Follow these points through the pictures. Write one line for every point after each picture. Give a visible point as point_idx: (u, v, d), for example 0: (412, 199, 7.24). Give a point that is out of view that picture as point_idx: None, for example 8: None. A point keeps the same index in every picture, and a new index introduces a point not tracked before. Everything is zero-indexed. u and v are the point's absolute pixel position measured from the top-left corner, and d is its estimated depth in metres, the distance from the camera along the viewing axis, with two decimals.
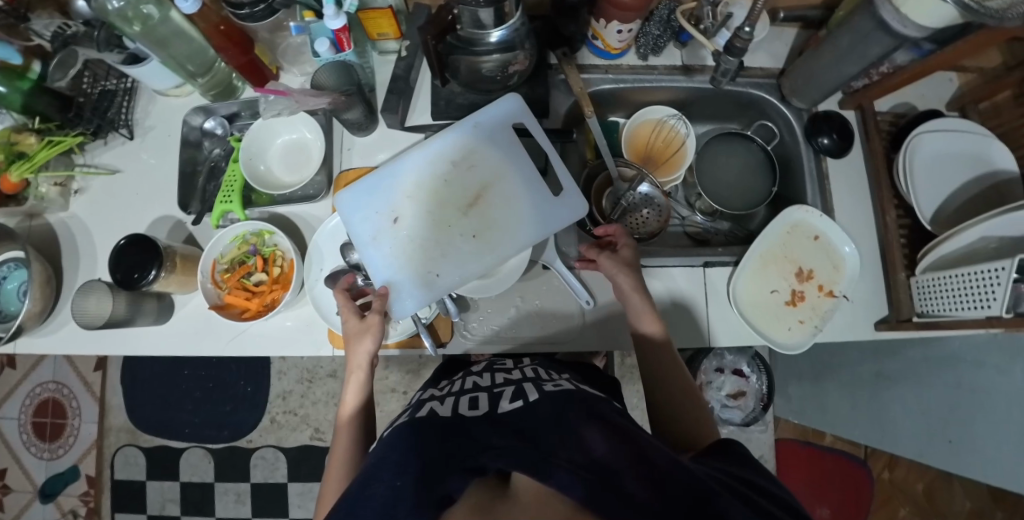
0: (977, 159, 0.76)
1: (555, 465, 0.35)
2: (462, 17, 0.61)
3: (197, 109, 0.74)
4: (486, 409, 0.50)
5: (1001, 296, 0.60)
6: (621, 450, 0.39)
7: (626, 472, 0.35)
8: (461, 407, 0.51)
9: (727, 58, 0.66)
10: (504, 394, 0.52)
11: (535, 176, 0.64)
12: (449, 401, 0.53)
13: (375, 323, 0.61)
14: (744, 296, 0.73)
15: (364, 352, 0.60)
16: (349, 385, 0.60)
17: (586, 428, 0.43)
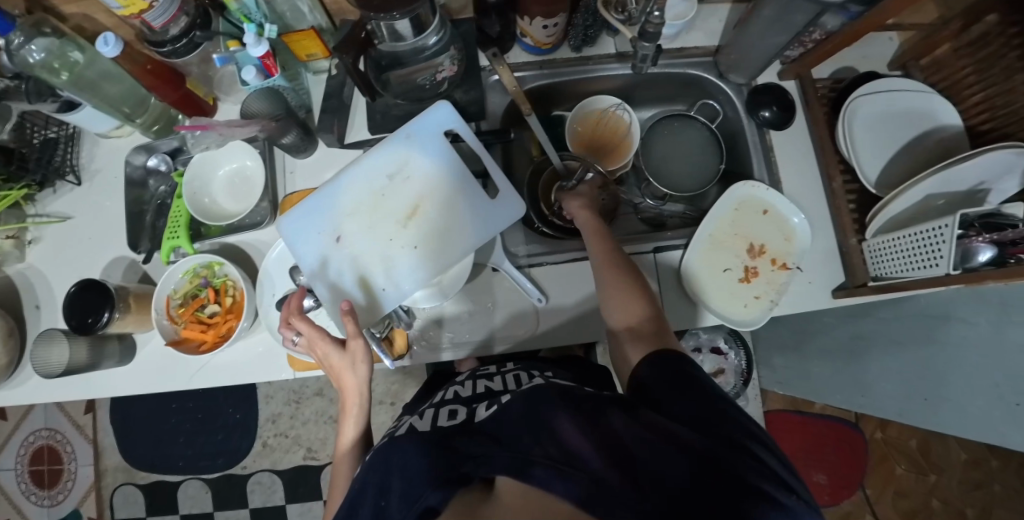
0: (921, 116, 0.75)
1: (531, 462, 0.37)
2: (376, 32, 0.62)
3: (139, 148, 0.75)
4: (463, 417, 0.51)
5: (947, 253, 0.59)
6: (593, 433, 0.39)
7: (597, 458, 0.36)
8: (440, 419, 0.53)
9: (643, 44, 0.61)
10: (482, 403, 0.53)
11: (472, 180, 0.65)
12: (428, 415, 0.55)
13: (359, 350, 0.58)
14: (695, 277, 0.73)
15: (355, 379, 0.57)
16: (345, 416, 0.59)
17: (562, 418, 0.42)
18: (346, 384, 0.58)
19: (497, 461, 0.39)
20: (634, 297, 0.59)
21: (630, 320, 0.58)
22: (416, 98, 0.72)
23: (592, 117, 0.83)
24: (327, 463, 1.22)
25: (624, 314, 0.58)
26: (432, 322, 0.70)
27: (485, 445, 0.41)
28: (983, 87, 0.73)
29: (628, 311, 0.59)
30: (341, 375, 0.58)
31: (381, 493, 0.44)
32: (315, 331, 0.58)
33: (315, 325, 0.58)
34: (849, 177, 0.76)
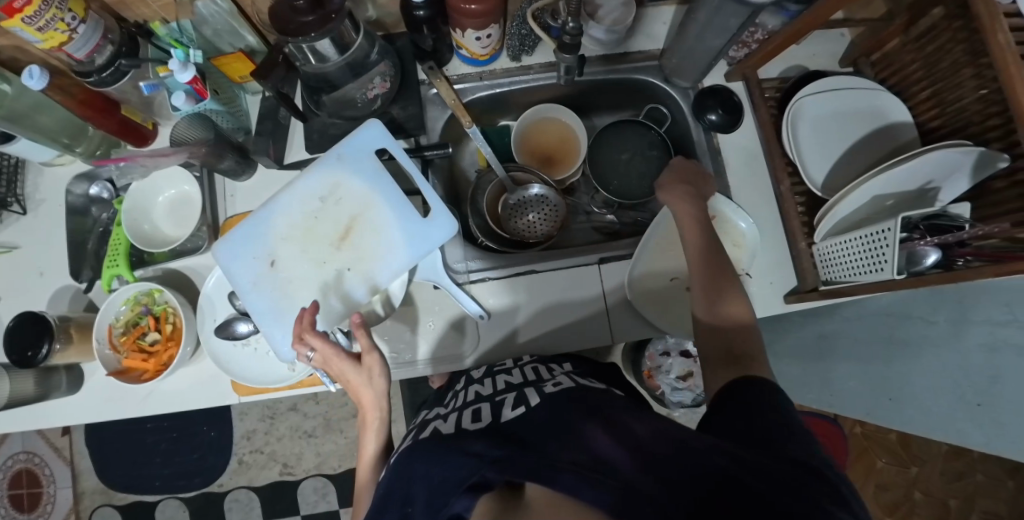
0: (869, 115, 0.74)
1: (558, 469, 0.35)
2: (296, 54, 0.62)
3: (80, 177, 0.75)
4: (490, 419, 0.49)
5: (891, 257, 0.57)
6: (623, 441, 0.38)
7: (626, 462, 0.35)
8: (465, 421, 0.50)
9: (562, 55, 0.63)
10: (506, 402, 0.51)
11: (405, 199, 0.64)
12: (452, 417, 0.53)
13: (374, 364, 0.57)
14: (640, 286, 0.72)
15: (371, 393, 0.57)
16: (366, 426, 0.57)
17: (593, 429, 0.41)
18: (363, 398, 0.57)
19: (519, 464, 0.36)
20: (729, 294, 0.58)
21: (721, 320, 0.56)
22: (350, 115, 0.70)
23: (543, 124, 0.82)
24: (304, 477, 1.22)
25: (707, 305, 0.57)
26: (377, 340, 0.69)
27: (506, 450, 0.39)
28: (930, 83, 0.71)
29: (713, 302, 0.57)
30: (357, 390, 0.57)
31: (405, 502, 0.41)
32: (330, 348, 0.56)
33: (330, 341, 0.56)
34: (798, 179, 0.75)
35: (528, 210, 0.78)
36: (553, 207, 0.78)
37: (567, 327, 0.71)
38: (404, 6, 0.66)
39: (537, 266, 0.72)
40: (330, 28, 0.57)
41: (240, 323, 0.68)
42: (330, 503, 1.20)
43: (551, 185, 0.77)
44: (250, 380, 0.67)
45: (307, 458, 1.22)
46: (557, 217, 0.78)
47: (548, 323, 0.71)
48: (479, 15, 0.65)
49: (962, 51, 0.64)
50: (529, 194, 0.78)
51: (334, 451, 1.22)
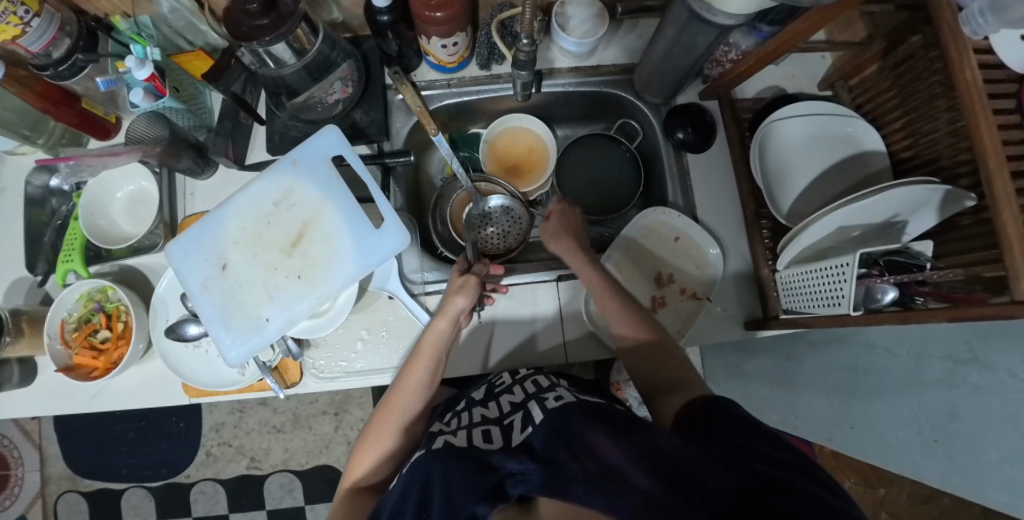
0: (837, 141, 0.74)
1: (569, 478, 0.37)
2: (251, 56, 0.60)
3: (40, 167, 0.74)
4: (500, 443, 0.49)
5: (848, 293, 0.56)
6: (629, 445, 0.40)
7: (635, 466, 0.37)
8: (476, 440, 0.50)
9: (518, 70, 0.63)
10: (516, 421, 0.51)
11: (358, 208, 0.64)
12: (461, 432, 0.52)
13: (470, 284, 0.61)
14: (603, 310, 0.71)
15: (460, 301, 0.59)
16: (430, 331, 0.59)
17: (597, 440, 0.41)
18: (448, 305, 0.59)
19: (533, 479, 0.39)
20: (630, 314, 0.61)
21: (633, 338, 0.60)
22: (309, 119, 0.70)
23: (514, 133, 0.82)
24: (270, 472, 1.22)
25: (624, 332, 0.60)
26: (346, 347, 0.68)
27: (522, 461, 0.40)
28: (903, 112, 0.70)
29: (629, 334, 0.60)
30: (450, 295, 0.60)
31: (420, 507, 0.42)
32: (462, 264, 0.64)
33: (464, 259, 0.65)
34: (763, 203, 0.74)
35: (489, 222, 0.77)
36: (517, 218, 0.77)
37: (524, 340, 0.70)
38: (367, 11, 0.65)
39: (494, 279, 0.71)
40: (284, 32, 0.56)
41: (190, 325, 0.67)
42: (295, 499, 1.21)
43: (515, 196, 0.76)
44: (198, 383, 0.66)
45: (274, 453, 1.22)
46: (520, 229, 0.77)
47: (512, 337, 0.70)
48: (443, 22, 0.63)
49: (937, 81, 0.62)
50: (493, 207, 0.77)
51: (302, 447, 1.22)
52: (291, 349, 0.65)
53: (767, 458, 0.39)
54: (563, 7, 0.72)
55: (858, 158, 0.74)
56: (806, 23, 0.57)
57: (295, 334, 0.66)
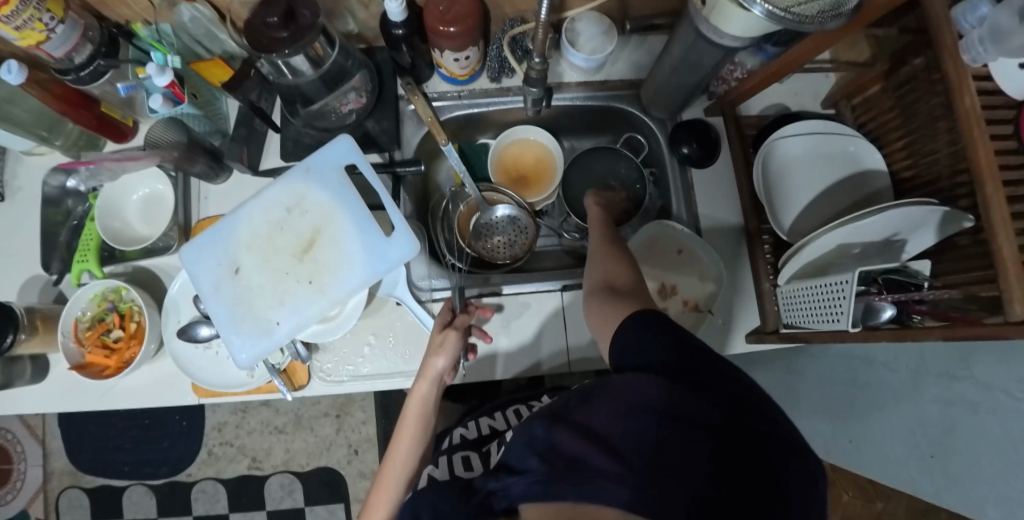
0: (839, 159, 0.76)
1: (554, 483, 0.38)
2: (270, 66, 0.62)
3: (56, 170, 0.75)
4: (478, 468, 0.58)
5: (847, 309, 0.57)
6: (595, 432, 0.40)
7: (603, 457, 0.37)
8: (455, 468, 0.60)
9: (529, 86, 0.64)
10: (493, 446, 0.59)
11: (367, 215, 0.65)
12: (444, 461, 0.61)
13: (449, 340, 0.60)
14: None
15: (440, 362, 0.60)
16: (412, 396, 0.60)
17: (559, 430, 0.40)
18: (428, 366, 0.60)
19: (518, 490, 0.39)
20: (617, 262, 0.59)
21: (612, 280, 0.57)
22: (322, 127, 0.72)
23: (525, 146, 0.83)
24: (271, 473, 1.23)
25: (607, 275, 0.58)
26: (353, 351, 0.70)
27: (502, 478, 0.41)
28: (904, 133, 0.71)
29: (608, 273, 0.58)
30: (430, 355, 0.60)
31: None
32: (443, 316, 0.63)
33: (445, 311, 0.63)
34: (765, 218, 0.76)
35: (497, 231, 0.79)
36: (523, 228, 0.78)
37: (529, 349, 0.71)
38: (383, 24, 0.66)
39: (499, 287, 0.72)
40: (303, 44, 0.57)
41: (201, 326, 0.68)
42: (295, 500, 1.21)
43: (522, 206, 0.78)
44: (208, 383, 0.68)
45: (275, 454, 1.23)
46: (526, 238, 0.79)
47: (517, 345, 0.71)
48: (456, 37, 0.65)
49: (936, 104, 0.64)
50: (499, 216, 0.79)
51: (303, 448, 1.23)
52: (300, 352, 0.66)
53: (734, 416, 0.40)
54: (573, 23, 0.74)
55: (859, 177, 0.75)
56: (810, 45, 0.59)
57: (304, 338, 0.67)
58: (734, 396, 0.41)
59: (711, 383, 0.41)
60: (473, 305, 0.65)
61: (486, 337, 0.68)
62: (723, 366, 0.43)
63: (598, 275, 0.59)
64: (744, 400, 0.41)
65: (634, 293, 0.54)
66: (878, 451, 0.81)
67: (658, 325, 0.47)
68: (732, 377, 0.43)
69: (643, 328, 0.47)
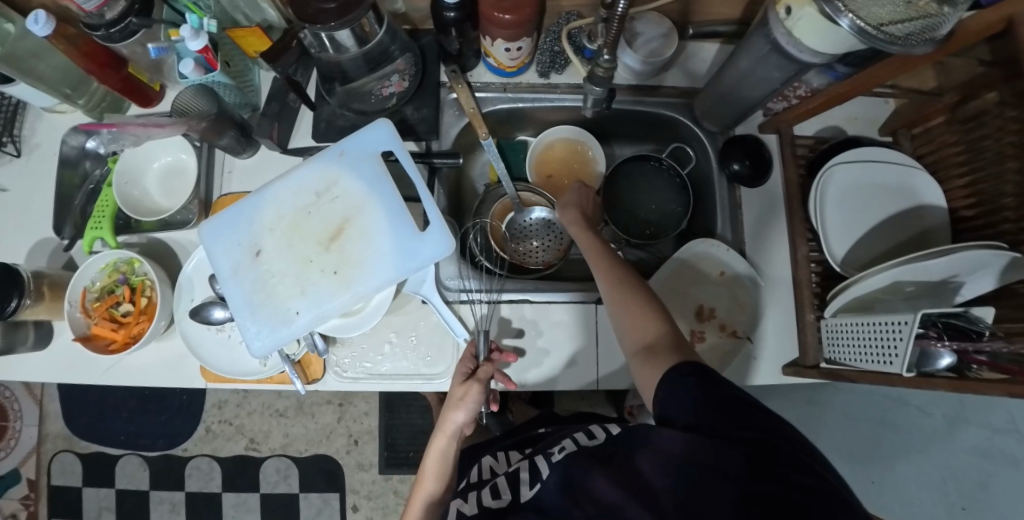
0: (899, 191, 0.71)
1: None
2: (311, 41, 0.59)
3: (76, 129, 0.71)
4: (509, 499, 0.50)
5: (902, 353, 0.54)
6: (630, 482, 0.43)
7: (637, 506, 0.40)
8: (485, 499, 0.52)
9: (591, 88, 0.60)
10: (522, 474, 0.52)
11: (401, 208, 0.61)
12: (473, 497, 0.53)
13: (470, 393, 0.57)
14: None
15: (459, 417, 0.57)
16: (430, 450, 0.59)
17: (595, 477, 0.44)
18: (448, 421, 0.58)
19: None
20: (638, 312, 0.54)
21: (643, 337, 0.52)
22: (359, 108, 0.68)
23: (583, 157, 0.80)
24: (268, 456, 1.20)
25: (636, 332, 0.53)
26: (373, 349, 0.66)
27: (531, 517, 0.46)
28: (970, 170, 0.67)
29: (640, 331, 0.53)
30: (448, 409, 0.58)
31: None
32: (465, 361, 0.60)
33: (466, 355, 0.61)
34: (815, 246, 0.72)
35: (533, 235, 0.77)
36: (558, 234, 0.76)
37: (556, 364, 0.67)
38: (434, 6, 0.63)
39: (529, 294, 0.68)
40: (351, 19, 0.53)
41: (215, 309, 0.65)
42: (290, 486, 1.19)
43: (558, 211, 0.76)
44: (218, 369, 0.65)
45: (274, 437, 1.21)
46: (560, 245, 0.76)
47: (546, 360, 0.67)
48: (510, 26, 0.61)
49: (1010, 142, 0.60)
50: (535, 219, 0.76)
51: (303, 434, 1.21)
52: (318, 348, 0.62)
53: (766, 461, 0.37)
54: (633, 22, 0.71)
55: (917, 211, 0.71)
56: (884, 70, 0.55)
57: (323, 330, 0.63)
58: (768, 439, 0.38)
59: (744, 433, 0.39)
60: (497, 352, 0.63)
61: (510, 383, 0.63)
62: (762, 413, 0.41)
63: (635, 340, 0.53)
64: (784, 446, 0.38)
65: (674, 347, 0.50)
66: (903, 497, 0.77)
67: (695, 381, 0.44)
68: (770, 424, 0.40)
69: (682, 382, 0.45)
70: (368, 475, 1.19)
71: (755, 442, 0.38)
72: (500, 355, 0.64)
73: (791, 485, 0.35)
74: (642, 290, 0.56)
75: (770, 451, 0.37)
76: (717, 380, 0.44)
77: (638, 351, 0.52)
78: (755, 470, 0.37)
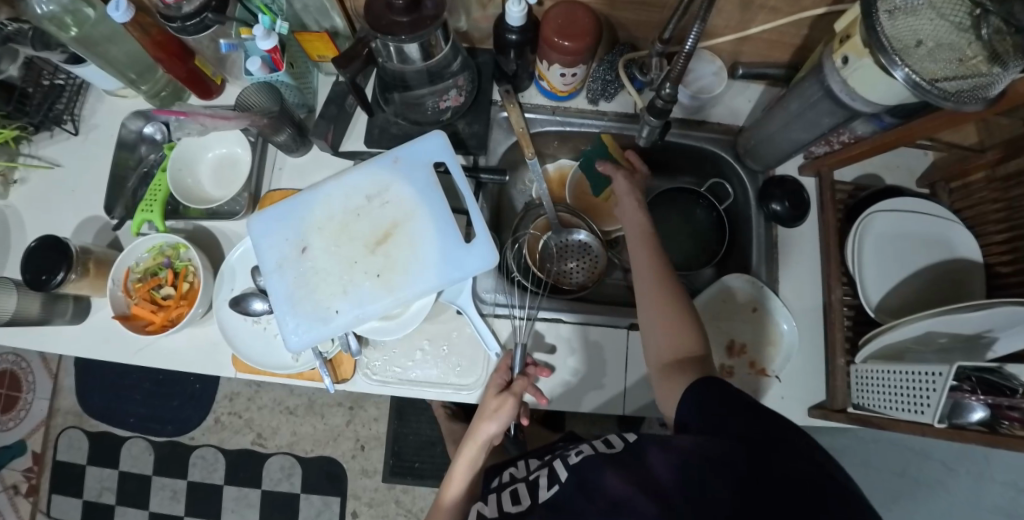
0: (935, 243, 0.72)
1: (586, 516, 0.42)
2: (381, 50, 0.60)
3: (137, 113, 0.75)
4: (529, 503, 0.49)
5: (935, 403, 0.54)
6: (640, 476, 0.42)
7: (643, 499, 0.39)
8: (505, 504, 0.52)
9: (648, 119, 0.61)
10: (542, 478, 0.51)
11: (449, 218, 0.63)
12: (493, 500, 0.54)
13: (505, 406, 0.60)
14: None
15: (491, 429, 0.59)
16: (459, 460, 0.60)
17: (609, 476, 0.43)
18: (480, 432, 0.60)
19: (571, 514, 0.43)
20: (677, 326, 0.55)
21: (676, 350, 0.53)
22: (415, 119, 0.71)
23: None
24: (273, 452, 1.20)
25: (669, 344, 0.54)
26: (405, 355, 0.67)
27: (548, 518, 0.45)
28: (1010, 227, 0.67)
29: (673, 344, 0.54)
30: (481, 421, 0.60)
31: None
32: (499, 373, 0.63)
33: (499, 367, 0.63)
34: (849, 291, 0.72)
35: (572, 256, 0.78)
36: (594, 256, 0.78)
37: (586, 386, 0.67)
38: (497, 27, 0.65)
39: (562, 311, 0.69)
40: (422, 34, 0.56)
41: (255, 300, 0.66)
42: (293, 484, 1.18)
43: (596, 235, 0.78)
44: (253, 361, 0.65)
45: (281, 434, 1.20)
46: (595, 268, 0.78)
47: (575, 381, 0.67)
48: (570, 53, 0.63)
49: None
50: (572, 240, 0.79)
51: (310, 434, 1.20)
52: (353, 349, 0.63)
53: (770, 457, 0.39)
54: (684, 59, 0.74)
55: (952, 264, 0.72)
56: (928, 125, 0.56)
57: (359, 331, 0.64)
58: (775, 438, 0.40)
59: (753, 432, 0.41)
60: (531, 366, 0.64)
61: (543, 398, 0.64)
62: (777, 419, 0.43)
63: (665, 348, 0.54)
64: (789, 444, 0.40)
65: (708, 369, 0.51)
66: None
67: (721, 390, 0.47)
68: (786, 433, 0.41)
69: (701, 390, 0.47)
70: (371, 482, 1.18)
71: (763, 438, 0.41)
72: (535, 369, 0.64)
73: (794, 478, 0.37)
74: (682, 301, 0.56)
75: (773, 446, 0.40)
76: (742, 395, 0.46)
77: (671, 364, 0.53)
78: (759, 464, 0.38)
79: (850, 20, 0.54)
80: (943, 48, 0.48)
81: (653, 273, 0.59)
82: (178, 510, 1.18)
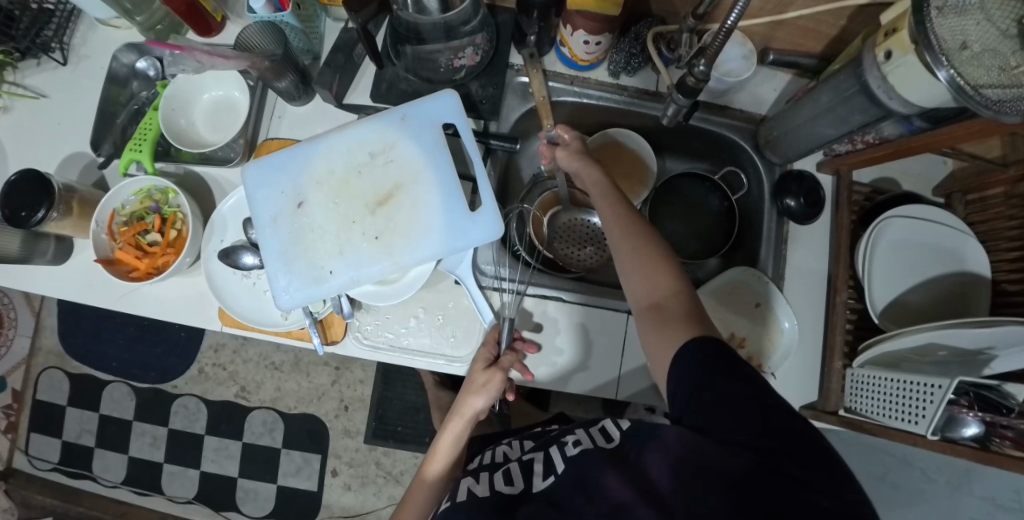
0: (945, 254, 0.71)
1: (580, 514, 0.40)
2: None
3: (129, 46, 0.69)
4: (522, 487, 0.48)
5: (930, 415, 0.53)
6: (638, 476, 0.40)
7: (645, 508, 0.37)
8: (498, 484, 0.50)
9: (677, 96, 0.58)
10: (537, 465, 0.49)
11: (455, 185, 0.60)
12: (485, 477, 0.52)
13: (493, 381, 0.60)
14: None
15: (478, 403, 0.59)
16: (446, 434, 0.60)
17: (608, 474, 0.41)
18: (466, 406, 0.60)
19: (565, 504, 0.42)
20: (654, 265, 0.49)
21: (653, 294, 0.48)
22: (426, 76, 0.68)
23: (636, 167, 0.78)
24: (256, 407, 1.19)
25: (645, 286, 0.49)
26: (398, 321, 0.65)
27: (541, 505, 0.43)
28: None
29: (649, 289, 0.48)
30: (468, 395, 0.60)
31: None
32: (485, 347, 0.62)
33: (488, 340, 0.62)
34: (854, 294, 0.71)
35: (580, 235, 0.76)
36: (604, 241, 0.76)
37: (579, 369, 0.66)
38: None
39: (564, 292, 0.67)
40: None
41: (246, 254, 0.64)
42: (274, 439, 1.18)
43: None
44: (242, 316, 0.63)
45: (265, 389, 1.20)
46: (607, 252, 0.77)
47: (568, 362, 0.66)
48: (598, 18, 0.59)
49: None
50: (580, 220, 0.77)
51: (294, 391, 1.20)
52: (346, 312, 0.61)
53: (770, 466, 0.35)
54: None
55: (959, 275, 0.71)
56: (963, 130, 0.53)
57: (355, 294, 0.62)
58: (785, 444, 0.36)
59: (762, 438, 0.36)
60: (519, 341, 0.64)
61: (528, 374, 0.63)
62: (776, 404, 0.38)
63: (642, 292, 0.49)
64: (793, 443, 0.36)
65: (690, 316, 0.45)
66: None
67: (713, 356, 0.40)
68: (792, 432, 0.36)
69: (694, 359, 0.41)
70: (353, 442, 1.18)
71: (772, 441, 0.36)
72: (523, 345, 0.64)
73: (811, 509, 0.33)
74: (657, 250, 0.50)
75: (782, 455, 0.35)
76: (746, 367, 0.40)
77: (650, 318, 0.47)
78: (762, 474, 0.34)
79: (900, 13, 0.51)
80: (986, 55, 0.45)
81: (619, 235, 0.52)
82: (157, 456, 1.18)
